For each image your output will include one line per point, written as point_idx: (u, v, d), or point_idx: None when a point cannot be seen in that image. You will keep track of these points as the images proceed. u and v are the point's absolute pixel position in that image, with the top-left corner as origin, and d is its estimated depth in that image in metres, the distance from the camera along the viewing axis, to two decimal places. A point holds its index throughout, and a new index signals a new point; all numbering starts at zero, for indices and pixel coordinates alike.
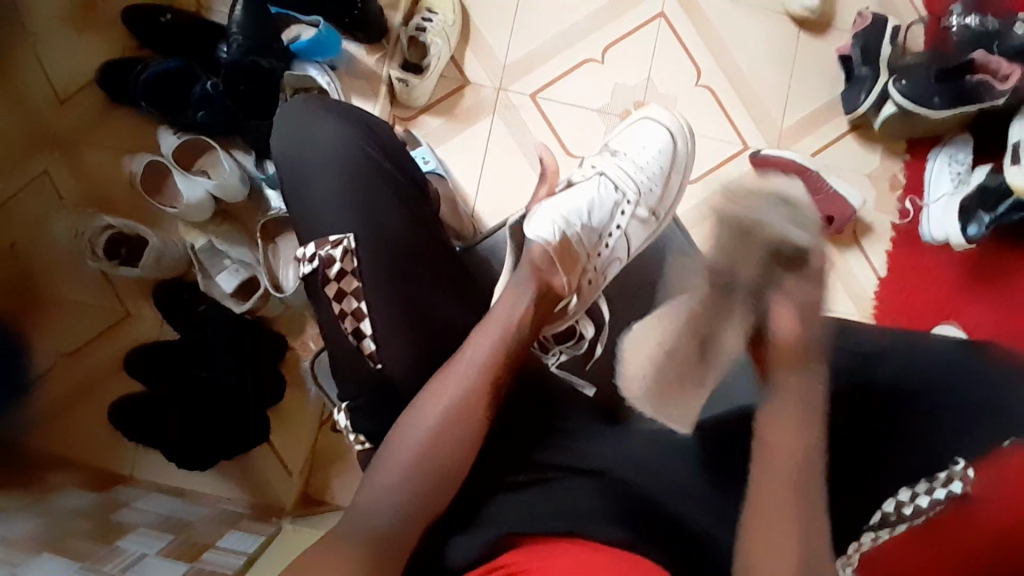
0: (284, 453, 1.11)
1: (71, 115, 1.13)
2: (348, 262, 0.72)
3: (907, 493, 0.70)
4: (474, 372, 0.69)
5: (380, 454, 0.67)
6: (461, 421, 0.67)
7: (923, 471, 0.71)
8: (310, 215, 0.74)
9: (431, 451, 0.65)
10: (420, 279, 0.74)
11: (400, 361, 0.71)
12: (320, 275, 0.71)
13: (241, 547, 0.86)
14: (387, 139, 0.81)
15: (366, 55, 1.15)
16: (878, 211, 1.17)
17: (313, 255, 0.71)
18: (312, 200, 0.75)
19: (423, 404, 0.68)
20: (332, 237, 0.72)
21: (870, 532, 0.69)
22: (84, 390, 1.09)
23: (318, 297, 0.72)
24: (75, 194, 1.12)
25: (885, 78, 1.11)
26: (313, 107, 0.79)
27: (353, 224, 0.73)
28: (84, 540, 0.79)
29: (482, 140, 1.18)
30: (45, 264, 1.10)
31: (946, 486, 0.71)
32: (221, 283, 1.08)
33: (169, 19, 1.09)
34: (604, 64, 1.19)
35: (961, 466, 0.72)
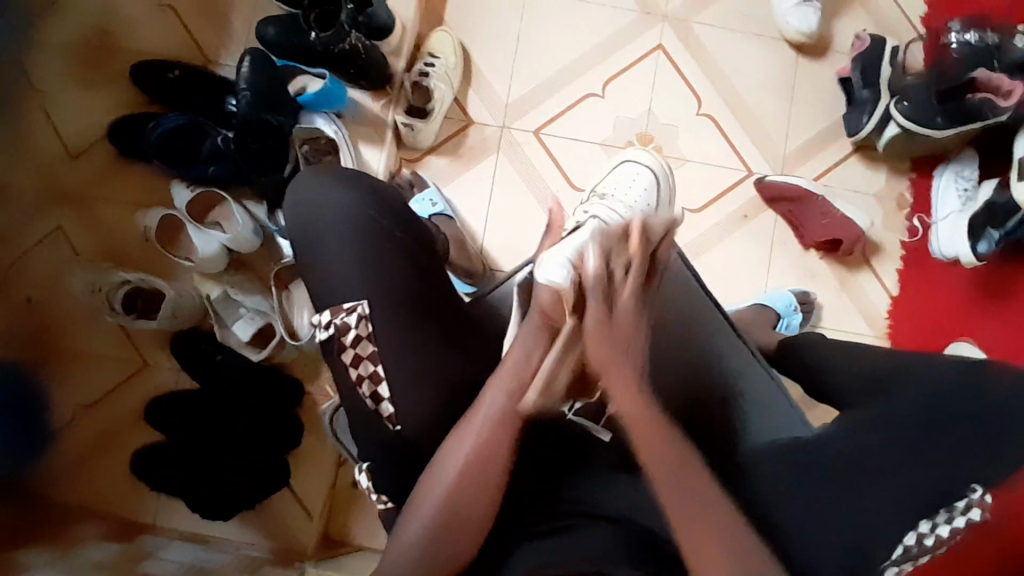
0: (304, 497, 1.13)
1: (84, 170, 1.15)
2: (362, 327, 0.72)
3: (927, 525, 0.71)
4: (487, 424, 0.68)
5: (405, 508, 0.69)
6: (480, 480, 0.68)
7: (945, 500, 0.71)
8: (322, 279, 0.74)
9: (454, 508, 0.67)
10: (425, 332, 0.74)
11: (414, 415, 0.73)
12: (336, 343, 0.72)
13: None
14: (390, 193, 0.79)
15: (371, 101, 1.16)
16: (887, 230, 1.17)
17: (329, 323, 0.72)
18: (327, 268, 0.74)
19: (440, 461, 0.68)
20: (346, 304, 0.73)
21: (894, 566, 0.70)
22: (106, 441, 1.11)
23: (335, 362, 0.73)
24: (91, 247, 1.14)
25: (886, 100, 1.11)
26: (317, 168, 0.78)
27: (366, 288, 0.73)
28: None
29: (487, 179, 1.19)
30: (65, 316, 1.12)
31: (965, 514, 0.71)
32: (237, 331, 1.10)
33: (177, 75, 1.12)
34: (605, 98, 1.20)
35: (978, 495, 0.71)
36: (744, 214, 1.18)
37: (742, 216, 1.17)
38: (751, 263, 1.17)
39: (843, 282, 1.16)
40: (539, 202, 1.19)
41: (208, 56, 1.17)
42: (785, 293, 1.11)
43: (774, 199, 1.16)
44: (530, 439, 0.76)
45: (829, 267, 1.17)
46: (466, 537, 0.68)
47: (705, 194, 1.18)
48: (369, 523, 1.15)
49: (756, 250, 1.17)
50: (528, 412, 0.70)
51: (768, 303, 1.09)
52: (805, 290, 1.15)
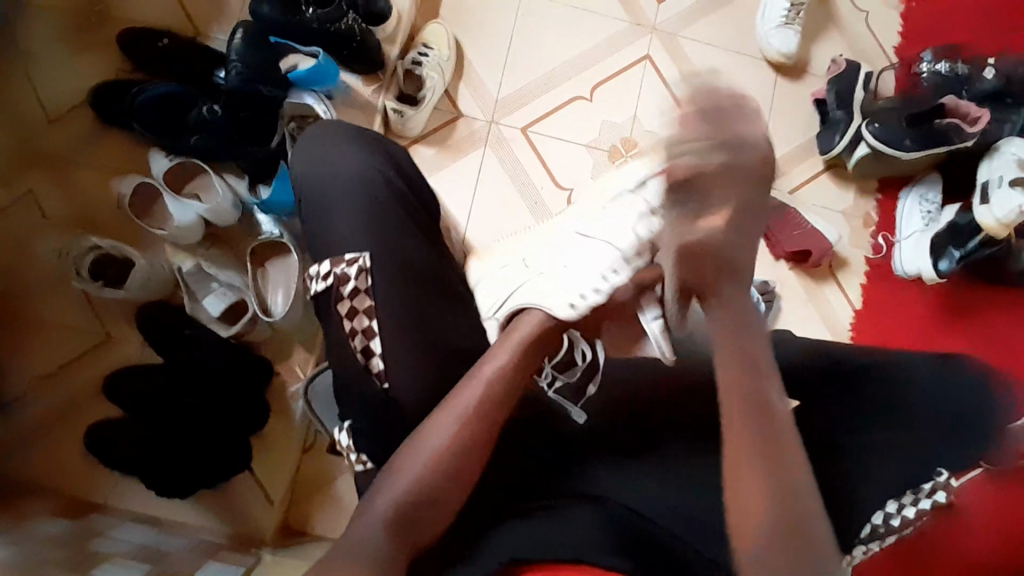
0: (265, 482, 1.09)
1: (62, 134, 1.11)
2: (361, 280, 0.74)
3: (894, 506, 0.71)
4: (465, 410, 0.68)
5: (376, 482, 0.66)
6: (459, 464, 0.66)
7: (912, 483, 0.71)
8: (326, 228, 0.76)
9: (430, 486, 0.65)
10: (419, 298, 0.75)
11: (402, 380, 0.72)
12: (333, 293, 0.74)
13: None
14: (403, 158, 0.83)
15: (362, 85, 1.17)
16: (853, 247, 1.22)
17: (329, 273, 0.74)
18: (334, 216, 0.76)
19: (422, 439, 0.67)
20: (348, 255, 0.74)
21: (861, 546, 0.70)
22: (57, 415, 1.05)
23: (329, 315, 0.75)
24: (61, 212, 1.10)
25: (859, 121, 1.17)
26: (331, 127, 0.81)
27: (368, 242, 0.75)
28: (60, 571, 0.78)
29: (473, 172, 1.20)
30: (29, 280, 1.07)
31: (930, 497, 0.72)
32: (208, 306, 1.06)
33: (167, 44, 1.10)
34: (593, 101, 1.23)
35: (944, 478, 0.72)
36: None
37: None
38: None
39: (810, 293, 1.20)
40: (523, 198, 1.20)
41: (198, 28, 1.15)
42: (748, 285, 1.14)
43: None
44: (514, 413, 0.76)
45: (798, 277, 1.21)
46: (435, 516, 0.65)
47: None
48: (335, 508, 1.11)
49: None
50: (508, 398, 0.71)
51: None
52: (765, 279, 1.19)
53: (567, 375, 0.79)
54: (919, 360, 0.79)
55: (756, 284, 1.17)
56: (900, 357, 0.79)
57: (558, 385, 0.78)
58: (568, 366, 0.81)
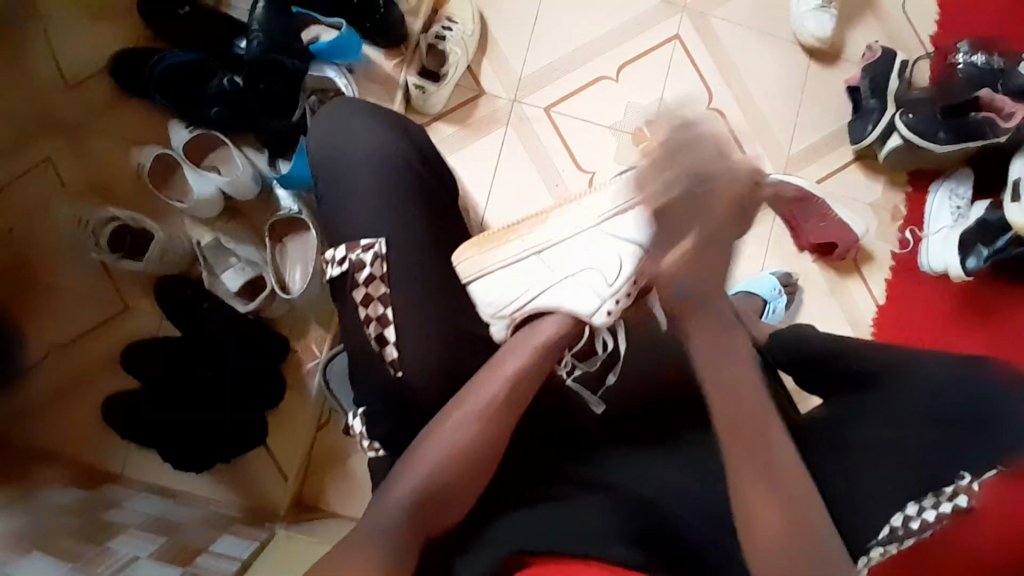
0: (280, 458, 1.10)
1: (80, 101, 1.10)
2: (377, 267, 0.72)
3: (914, 508, 0.69)
4: (479, 408, 0.68)
5: (393, 476, 0.67)
6: (473, 461, 0.66)
7: (933, 483, 0.69)
8: (342, 213, 0.75)
9: (444, 481, 0.65)
10: (439, 284, 0.75)
11: (419, 368, 0.72)
12: (349, 279, 0.73)
13: (233, 553, 0.88)
14: (419, 138, 0.81)
15: (384, 60, 1.15)
16: (879, 240, 1.20)
17: (345, 258, 0.73)
18: (350, 201, 0.75)
19: (438, 437, 0.67)
20: (363, 241, 0.73)
21: (878, 548, 0.70)
22: (74, 384, 1.06)
23: (346, 300, 0.74)
24: (80, 181, 1.09)
25: (892, 111, 1.13)
26: (352, 106, 0.79)
27: (385, 228, 0.73)
28: (74, 540, 0.80)
29: (494, 152, 1.18)
30: (45, 248, 1.07)
31: (952, 500, 0.69)
32: (226, 281, 1.06)
33: (188, 12, 1.08)
34: (618, 82, 1.20)
35: (966, 481, 0.69)
36: None
37: None
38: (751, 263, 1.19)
39: (833, 286, 1.19)
40: (545, 181, 1.18)
41: None
42: (768, 277, 1.14)
43: None
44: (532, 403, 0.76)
45: (821, 270, 1.19)
46: (448, 512, 0.65)
47: None
48: (346, 487, 1.11)
49: (752, 248, 1.19)
50: (524, 401, 0.70)
51: (754, 289, 1.12)
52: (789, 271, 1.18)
53: (585, 365, 0.79)
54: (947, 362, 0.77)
55: (778, 276, 1.15)
56: (930, 358, 0.77)
57: (579, 374, 0.79)
58: (587, 355, 0.81)
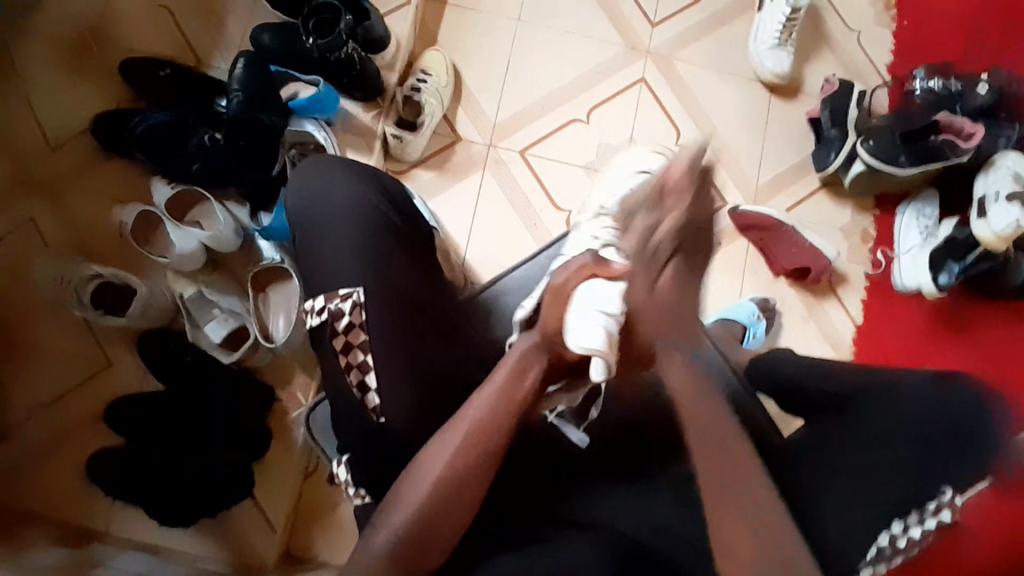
0: (267, 510, 1.08)
1: (61, 162, 1.12)
2: (355, 315, 0.75)
3: (899, 526, 0.71)
4: (469, 430, 0.67)
5: (387, 501, 0.67)
6: (458, 491, 0.66)
7: (915, 502, 0.72)
8: (323, 264, 0.77)
9: (427, 516, 0.65)
10: (417, 318, 0.77)
11: (395, 406, 0.74)
12: (329, 328, 0.75)
13: None
14: (396, 191, 0.83)
15: (362, 111, 1.19)
16: (852, 263, 1.22)
17: (323, 308, 0.75)
18: (329, 253, 0.77)
19: (424, 461, 0.67)
20: (341, 290, 0.75)
21: (869, 568, 0.71)
22: (56, 442, 1.05)
23: (326, 350, 0.76)
24: (61, 240, 1.10)
25: (854, 138, 1.17)
26: (332, 160, 0.82)
27: (364, 277, 0.76)
28: None
29: (472, 194, 1.21)
30: (28, 307, 1.07)
31: (936, 516, 0.71)
32: (209, 333, 1.06)
33: (168, 74, 1.11)
34: (589, 124, 1.24)
35: (949, 495, 0.71)
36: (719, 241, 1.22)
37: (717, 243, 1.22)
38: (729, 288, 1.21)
39: (811, 309, 1.21)
40: (523, 220, 1.20)
41: (198, 57, 1.16)
42: (748, 303, 1.16)
43: (745, 227, 1.21)
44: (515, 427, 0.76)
45: (798, 294, 1.21)
46: (440, 536, 0.66)
47: None
48: (335, 536, 1.09)
49: (729, 277, 1.21)
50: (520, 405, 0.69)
51: (734, 315, 1.14)
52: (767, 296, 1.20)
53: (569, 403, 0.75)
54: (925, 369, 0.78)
55: (756, 302, 1.17)
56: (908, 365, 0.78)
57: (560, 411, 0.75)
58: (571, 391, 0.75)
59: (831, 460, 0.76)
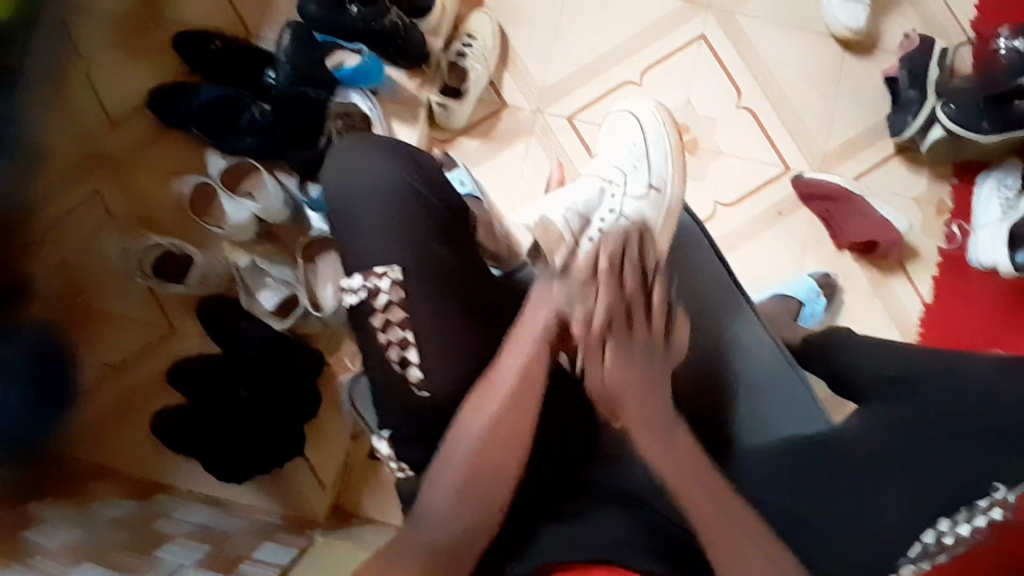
0: (319, 469, 1.15)
1: (124, 136, 1.17)
2: (393, 293, 0.74)
3: (946, 523, 0.68)
4: (509, 392, 0.69)
5: (426, 483, 0.68)
6: (495, 463, 0.67)
7: (965, 499, 0.68)
8: (359, 244, 0.77)
9: (471, 491, 0.66)
10: (447, 294, 0.76)
11: (440, 383, 0.74)
12: (367, 306, 0.74)
13: (275, 560, 0.92)
14: (430, 170, 0.84)
15: (406, 79, 1.17)
16: (924, 236, 1.13)
17: (360, 287, 0.75)
18: (366, 232, 0.77)
19: (457, 437, 0.68)
20: (378, 269, 0.75)
21: (910, 566, 0.67)
22: (132, 401, 1.14)
23: (364, 329, 0.75)
24: (126, 212, 1.16)
25: (933, 101, 1.07)
26: (365, 140, 0.83)
27: (400, 253, 0.76)
28: (122, 554, 0.86)
29: (518, 163, 1.18)
30: (98, 277, 1.16)
31: (986, 513, 0.67)
32: (263, 300, 1.10)
33: (218, 46, 1.13)
34: (642, 86, 1.19)
35: (1001, 493, 0.67)
36: (779, 211, 1.15)
37: (776, 213, 1.15)
38: (789, 261, 1.15)
39: (876, 286, 1.13)
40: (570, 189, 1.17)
41: (248, 28, 1.18)
42: (805, 279, 1.10)
43: (810, 195, 1.14)
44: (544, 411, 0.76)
45: (864, 270, 1.14)
46: (477, 512, 0.66)
47: (746, 186, 1.16)
48: (382, 495, 1.14)
49: (788, 250, 1.15)
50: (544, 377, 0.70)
51: (789, 292, 1.09)
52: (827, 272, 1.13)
53: None
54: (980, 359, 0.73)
55: (815, 277, 1.11)
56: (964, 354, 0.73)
57: None
58: None
59: (878, 450, 0.72)
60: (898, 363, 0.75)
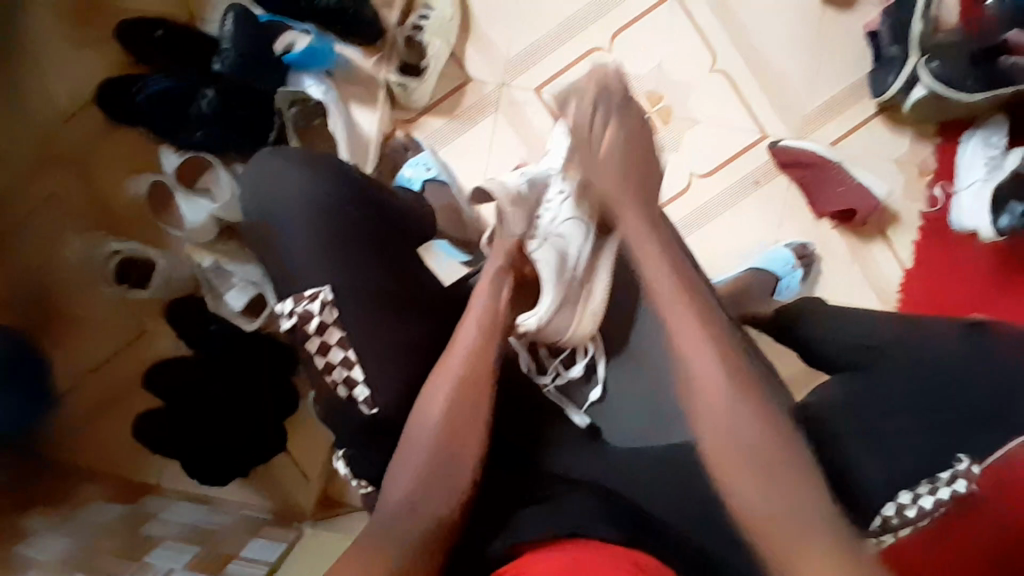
0: (302, 461, 1.15)
1: (74, 133, 1.12)
2: (326, 314, 0.72)
3: (908, 496, 0.67)
4: (461, 368, 0.69)
5: (388, 475, 0.66)
6: (453, 456, 0.65)
7: (924, 473, 0.68)
8: (288, 267, 0.74)
9: (431, 484, 0.64)
10: (398, 309, 0.74)
11: (389, 398, 0.72)
12: (300, 330, 0.72)
13: (265, 557, 0.93)
14: (354, 178, 0.78)
15: (363, 57, 1.11)
16: (905, 199, 1.10)
17: (292, 311, 0.73)
18: (290, 255, 0.74)
19: (416, 423, 0.67)
20: (307, 292, 0.72)
21: (872, 540, 0.67)
22: (109, 405, 1.13)
23: (302, 351, 0.74)
24: (83, 213, 1.11)
25: (914, 60, 1.01)
26: (282, 155, 0.78)
27: (330, 274, 0.72)
28: (114, 558, 0.85)
29: (485, 140, 1.13)
30: (60, 282, 1.10)
31: (949, 485, 0.67)
32: (231, 301, 1.08)
33: (162, 34, 1.06)
34: (613, 52, 1.12)
35: (965, 464, 0.68)
36: (756, 179, 1.12)
37: (753, 181, 1.12)
38: (767, 229, 1.12)
39: (855, 253, 1.11)
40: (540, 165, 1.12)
41: (193, 12, 1.15)
42: (783, 250, 1.07)
43: (786, 163, 1.10)
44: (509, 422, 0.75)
45: (842, 236, 1.11)
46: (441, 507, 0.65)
47: (719, 155, 1.12)
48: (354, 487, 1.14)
49: (766, 218, 1.11)
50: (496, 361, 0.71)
51: (766, 266, 1.05)
52: (805, 241, 1.10)
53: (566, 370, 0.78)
54: (947, 331, 0.74)
55: (792, 248, 1.08)
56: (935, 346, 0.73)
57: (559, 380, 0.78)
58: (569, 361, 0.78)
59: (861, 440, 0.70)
60: (871, 336, 0.76)
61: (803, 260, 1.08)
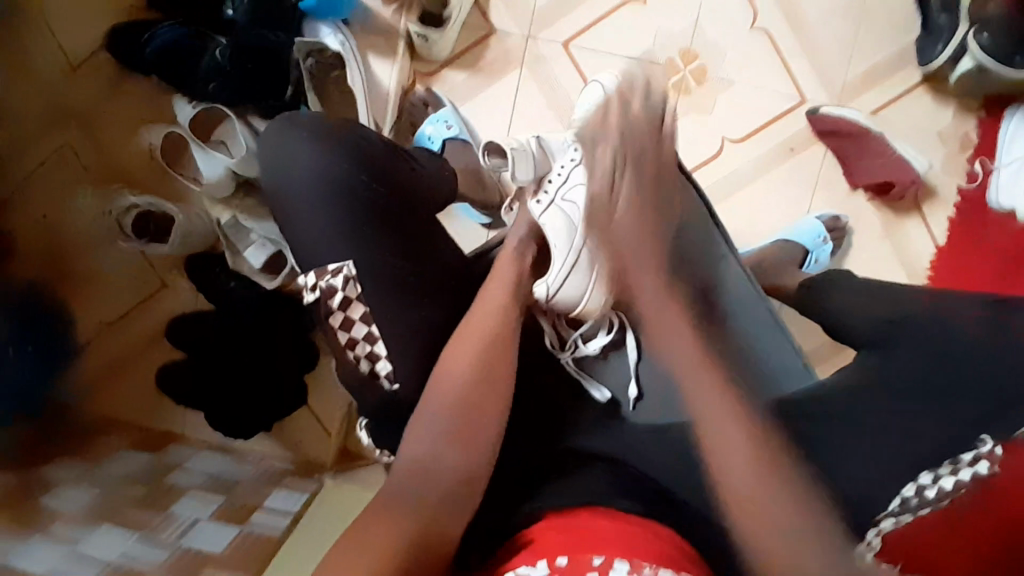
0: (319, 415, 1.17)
1: (88, 82, 1.10)
2: (349, 289, 0.71)
3: (929, 477, 0.65)
4: (490, 331, 0.70)
5: (406, 437, 0.66)
6: (477, 422, 0.66)
7: (949, 454, 0.66)
8: (309, 244, 0.72)
9: (456, 455, 0.64)
10: (422, 288, 0.72)
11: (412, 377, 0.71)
12: (323, 305, 0.71)
13: (286, 508, 0.94)
14: (376, 152, 0.75)
15: (381, 5, 1.07)
16: (944, 174, 1.06)
17: (315, 285, 0.72)
18: (311, 233, 0.72)
19: (440, 387, 0.67)
20: (331, 266, 0.71)
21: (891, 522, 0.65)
22: (130, 357, 1.14)
23: (324, 325, 0.73)
24: (100, 165, 1.11)
25: (965, 28, 0.95)
26: (299, 125, 0.75)
27: (352, 250, 0.71)
28: (137, 507, 0.86)
29: (509, 97, 1.08)
30: (78, 237, 1.10)
31: (969, 467, 0.66)
32: (250, 258, 1.06)
33: None
34: (646, 6, 1.06)
35: (988, 446, 0.66)
36: (791, 147, 1.07)
37: (788, 149, 1.07)
38: (798, 199, 1.08)
39: (887, 227, 1.07)
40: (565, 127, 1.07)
41: None
42: (814, 222, 1.03)
43: (825, 132, 1.05)
44: (528, 403, 0.75)
45: (876, 210, 1.07)
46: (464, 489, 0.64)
47: (753, 120, 1.07)
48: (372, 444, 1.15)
49: (799, 187, 1.07)
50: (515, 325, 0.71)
51: (795, 238, 1.02)
52: (837, 214, 1.07)
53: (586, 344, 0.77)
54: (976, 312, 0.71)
55: (824, 220, 1.04)
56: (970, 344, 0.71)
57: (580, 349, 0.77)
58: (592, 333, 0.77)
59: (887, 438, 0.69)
60: (887, 313, 0.73)
61: (834, 233, 1.05)
